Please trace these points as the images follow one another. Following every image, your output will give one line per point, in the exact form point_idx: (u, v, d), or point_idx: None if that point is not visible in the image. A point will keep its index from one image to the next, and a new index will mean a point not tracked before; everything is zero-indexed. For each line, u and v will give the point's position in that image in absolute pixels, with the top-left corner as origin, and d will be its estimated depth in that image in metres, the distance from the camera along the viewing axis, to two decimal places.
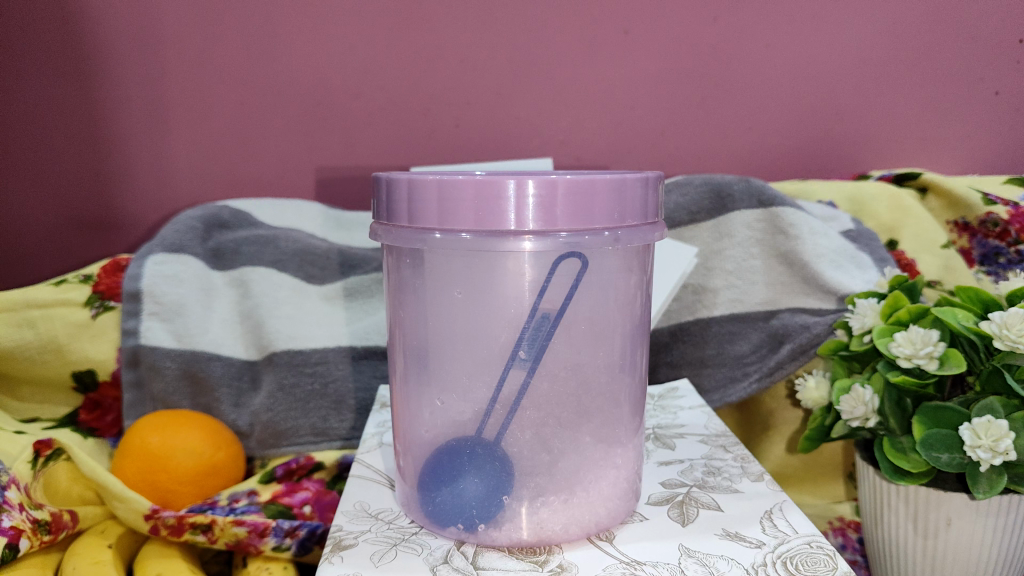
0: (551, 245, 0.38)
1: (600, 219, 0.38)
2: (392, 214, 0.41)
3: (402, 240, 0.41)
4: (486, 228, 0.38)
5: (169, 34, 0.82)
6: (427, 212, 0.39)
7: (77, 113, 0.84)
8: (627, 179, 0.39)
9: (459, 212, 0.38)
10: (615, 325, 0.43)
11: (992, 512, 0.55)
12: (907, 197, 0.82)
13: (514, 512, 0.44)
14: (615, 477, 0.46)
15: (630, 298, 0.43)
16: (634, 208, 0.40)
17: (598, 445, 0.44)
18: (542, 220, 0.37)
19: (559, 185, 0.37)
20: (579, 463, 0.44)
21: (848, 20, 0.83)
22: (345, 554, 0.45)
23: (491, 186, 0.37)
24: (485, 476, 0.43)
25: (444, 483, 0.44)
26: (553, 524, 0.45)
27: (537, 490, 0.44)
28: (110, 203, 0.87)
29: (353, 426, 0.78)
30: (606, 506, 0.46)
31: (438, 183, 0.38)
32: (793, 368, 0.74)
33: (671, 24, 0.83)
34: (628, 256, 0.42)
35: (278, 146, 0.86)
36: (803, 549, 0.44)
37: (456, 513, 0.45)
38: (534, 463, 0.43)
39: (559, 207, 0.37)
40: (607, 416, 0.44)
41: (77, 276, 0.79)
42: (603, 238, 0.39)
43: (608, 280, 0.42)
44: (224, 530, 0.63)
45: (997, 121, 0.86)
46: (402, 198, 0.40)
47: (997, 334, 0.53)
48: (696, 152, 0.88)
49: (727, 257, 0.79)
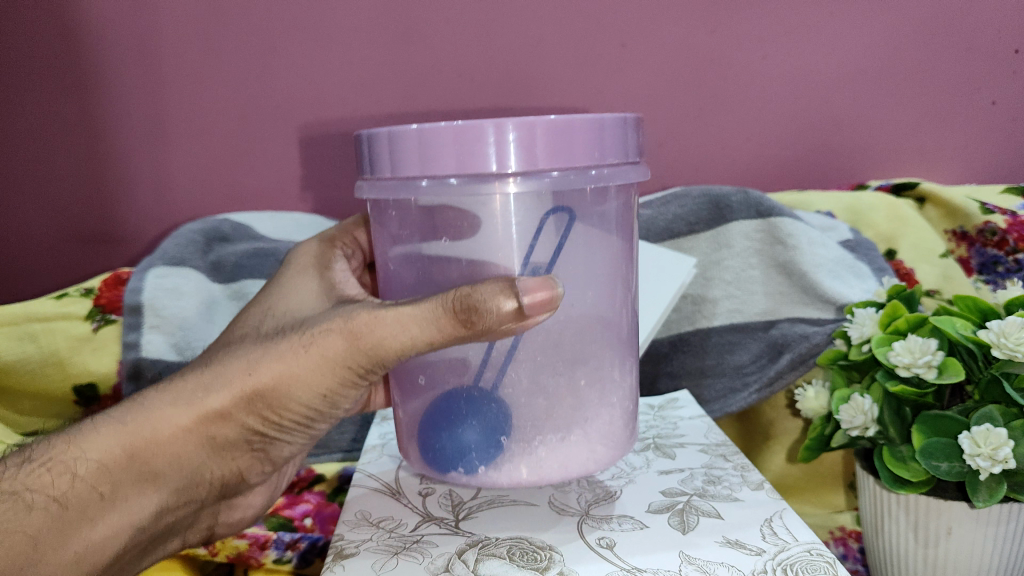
0: (533, 184, 0.40)
1: (579, 157, 0.40)
2: (374, 167, 0.43)
3: (386, 189, 0.42)
4: (468, 171, 0.39)
5: (173, 47, 0.83)
6: (410, 161, 0.40)
7: (79, 127, 0.85)
8: (605, 119, 0.40)
9: (440, 159, 0.39)
10: (601, 268, 0.44)
11: (991, 521, 0.55)
12: (903, 206, 0.83)
13: (514, 452, 0.44)
14: (609, 419, 0.46)
15: (616, 240, 0.44)
16: (613, 147, 0.41)
17: (594, 387, 0.45)
18: (523, 160, 0.39)
19: (536, 126, 0.38)
20: (576, 406, 0.44)
21: (846, 31, 0.84)
22: (347, 564, 0.47)
23: (469, 131, 0.38)
24: (483, 415, 0.44)
25: (443, 428, 0.45)
26: (553, 465, 0.45)
27: (537, 433, 0.44)
28: (110, 215, 0.88)
29: (353, 439, 0.79)
30: (604, 450, 0.46)
31: (420, 132, 0.39)
32: (793, 377, 0.74)
33: (670, 36, 0.83)
34: (618, 206, 0.44)
35: (280, 158, 0.87)
36: (802, 557, 0.45)
37: (457, 458, 0.45)
38: (532, 407, 0.44)
39: (538, 146, 0.39)
40: (602, 360, 0.45)
41: (77, 290, 0.80)
42: (583, 175, 0.41)
43: (593, 225, 0.43)
44: (224, 542, 0.62)
45: (992, 129, 0.87)
46: (385, 153, 0.41)
47: (995, 342, 0.53)
48: (694, 164, 0.89)
49: (726, 267, 0.80)
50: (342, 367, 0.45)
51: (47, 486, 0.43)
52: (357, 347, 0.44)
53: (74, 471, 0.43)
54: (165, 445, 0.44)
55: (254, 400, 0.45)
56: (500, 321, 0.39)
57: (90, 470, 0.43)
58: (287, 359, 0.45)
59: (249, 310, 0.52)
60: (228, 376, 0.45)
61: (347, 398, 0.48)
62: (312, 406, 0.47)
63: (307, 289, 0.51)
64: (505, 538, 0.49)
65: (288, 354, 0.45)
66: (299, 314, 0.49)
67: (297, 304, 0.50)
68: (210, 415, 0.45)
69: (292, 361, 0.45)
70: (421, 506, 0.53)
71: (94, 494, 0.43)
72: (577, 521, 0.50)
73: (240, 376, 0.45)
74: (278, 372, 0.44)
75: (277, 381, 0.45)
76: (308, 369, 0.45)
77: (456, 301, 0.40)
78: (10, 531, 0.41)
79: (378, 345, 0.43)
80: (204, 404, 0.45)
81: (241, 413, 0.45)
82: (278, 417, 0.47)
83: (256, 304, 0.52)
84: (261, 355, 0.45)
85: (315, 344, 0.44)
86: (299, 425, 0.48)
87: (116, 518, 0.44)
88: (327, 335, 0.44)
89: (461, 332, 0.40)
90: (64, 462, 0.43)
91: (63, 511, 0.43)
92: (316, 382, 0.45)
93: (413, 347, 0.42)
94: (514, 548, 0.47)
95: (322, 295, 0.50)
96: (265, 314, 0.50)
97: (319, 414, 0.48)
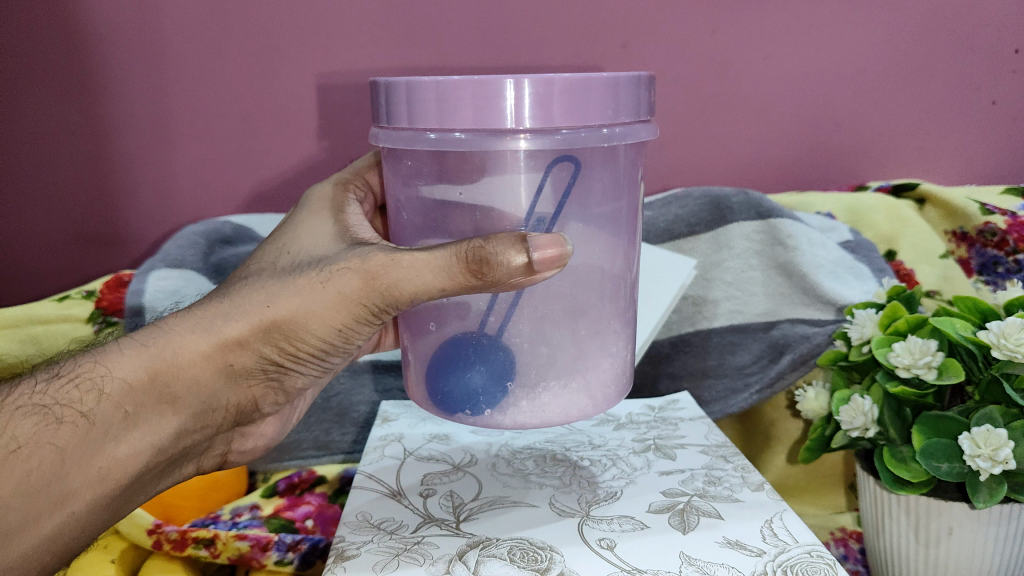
0: (548, 142, 0.40)
1: (595, 116, 0.40)
2: (392, 117, 0.43)
3: (402, 139, 0.43)
4: (484, 126, 0.39)
5: (174, 49, 0.82)
6: (427, 112, 0.40)
7: (81, 129, 0.85)
8: (620, 80, 0.41)
9: (457, 112, 0.39)
10: (609, 221, 0.45)
11: (992, 522, 0.55)
12: (904, 206, 0.83)
13: (520, 399, 0.46)
14: (610, 367, 0.48)
15: (625, 194, 0.45)
16: (628, 106, 0.41)
17: (595, 337, 0.46)
18: (540, 118, 0.39)
19: (556, 83, 0.39)
20: (577, 354, 0.46)
21: (848, 31, 0.84)
22: (348, 564, 0.47)
23: (486, 85, 0.39)
24: (489, 362, 0.45)
25: (451, 373, 0.46)
26: (554, 410, 0.46)
27: (540, 379, 0.45)
28: (112, 217, 0.89)
29: (355, 440, 0.79)
30: (604, 393, 0.48)
31: (438, 85, 0.39)
32: (794, 378, 0.74)
33: (671, 37, 0.83)
34: (628, 163, 0.44)
35: (283, 160, 0.87)
36: (802, 558, 0.46)
37: (463, 402, 0.46)
38: (535, 356, 0.45)
39: (556, 104, 0.39)
40: (603, 310, 0.46)
41: (79, 292, 0.80)
42: (597, 134, 0.41)
43: (604, 182, 0.43)
44: (227, 544, 0.63)
45: (993, 130, 0.88)
46: (402, 101, 0.41)
47: (995, 343, 0.53)
48: (695, 165, 0.89)
49: (726, 268, 0.80)
50: (358, 306, 0.45)
51: (75, 402, 0.44)
52: (374, 286, 0.44)
53: (99, 388, 0.44)
54: (185, 370, 0.46)
55: (272, 331, 0.46)
56: (510, 275, 0.41)
57: (114, 389, 0.44)
58: (304, 294, 0.45)
59: (263, 245, 0.52)
60: (247, 307, 0.46)
61: (362, 335, 0.49)
62: (327, 339, 0.48)
63: (320, 227, 0.51)
64: (506, 538, 0.49)
65: (306, 290, 0.46)
66: (314, 251, 0.49)
67: (312, 239, 0.50)
68: (228, 343, 0.46)
69: (309, 296, 0.45)
70: (422, 508, 0.53)
71: (117, 414, 0.44)
72: (578, 522, 0.50)
73: (258, 308, 0.46)
74: (295, 306, 0.46)
75: (295, 314, 0.46)
76: (324, 303, 0.45)
77: (470, 251, 0.41)
78: (38, 445, 0.42)
79: (393, 286, 0.44)
80: (223, 333, 0.46)
81: (259, 342, 0.47)
82: (295, 349, 0.48)
83: (270, 239, 0.52)
84: (280, 288, 0.46)
85: (333, 282, 0.45)
86: (313, 359, 0.50)
87: (138, 439, 0.45)
88: (345, 274, 0.45)
89: (472, 283, 0.42)
90: (91, 378, 0.44)
91: (87, 429, 0.43)
92: (333, 317, 0.46)
93: (430, 292, 0.43)
94: (515, 548, 0.48)
95: (337, 231, 0.50)
96: (279, 249, 0.50)
97: (334, 348, 0.49)
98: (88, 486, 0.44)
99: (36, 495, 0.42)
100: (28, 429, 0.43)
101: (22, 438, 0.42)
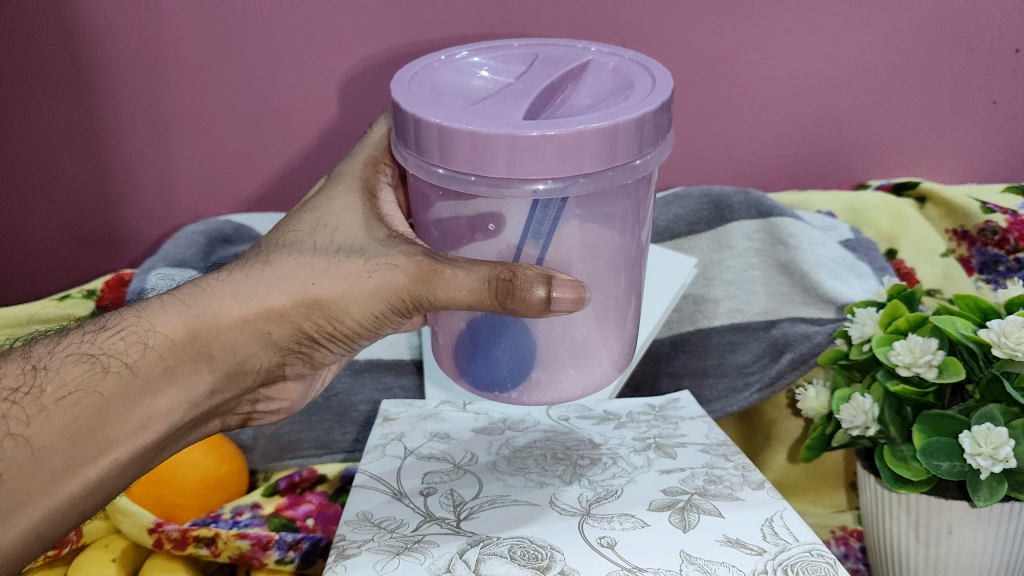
0: (574, 189, 0.41)
1: (622, 159, 0.40)
2: (422, 154, 0.42)
3: (433, 177, 0.42)
4: (514, 176, 0.39)
5: (169, 50, 0.82)
6: (458, 158, 0.40)
7: (81, 130, 0.85)
8: (647, 116, 0.40)
9: (489, 162, 0.39)
10: (625, 239, 0.45)
11: (992, 520, 0.55)
12: (906, 206, 0.82)
13: (542, 382, 0.48)
14: (620, 351, 0.50)
15: (641, 210, 0.45)
16: (651, 139, 0.41)
17: (607, 312, 0.47)
18: (569, 168, 0.39)
19: (586, 134, 0.38)
20: (591, 329, 0.47)
21: (850, 31, 0.82)
22: (348, 563, 0.47)
23: (521, 136, 0.38)
24: (512, 344, 0.47)
25: (477, 355, 0.49)
26: (574, 386, 0.49)
27: (559, 357, 0.48)
28: (117, 218, 0.90)
29: (357, 439, 0.79)
30: (613, 361, 0.50)
31: (472, 132, 0.39)
32: (794, 377, 0.75)
33: (671, 37, 0.83)
34: (644, 188, 0.44)
35: (286, 160, 0.88)
36: (803, 557, 0.46)
37: (492, 383, 0.49)
38: (549, 332, 0.47)
39: (585, 154, 0.39)
40: (615, 285, 0.46)
41: (80, 291, 0.81)
42: (621, 173, 0.41)
43: (624, 209, 0.44)
44: (227, 543, 0.62)
45: (993, 128, 0.88)
46: (433, 142, 0.40)
47: (995, 342, 0.53)
48: (695, 164, 0.90)
49: (727, 267, 0.80)
50: (395, 302, 0.48)
51: (122, 353, 0.46)
52: (410, 288, 0.46)
53: (146, 342, 0.46)
54: (225, 332, 0.48)
55: (313, 309, 0.48)
56: (530, 312, 0.43)
57: (158, 344, 0.46)
58: (350, 281, 0.48)
59: (299, 213, 0.52)
60: (291, 280, 0.48)
61: (393, 326, 0.52)
62: (364, 324, 0.50)
63: (357, 206, 0.52)
64: (507, 537, 0.49)
65: (351, 278, 0.48)
66: (352, 236, 0.50)
67: (347, 218, 0.51)
68: (270, 312, 0.48)
69: (352, 283, 0.48)
70: (422, 506, 0.53)
71: (159, 368, 0.46)
72: (578, 521, 0.50)
73: (303, 284, 0.48)
74: (338, 291, 0.48)
75: (336, 296, 0.48)
76: (364, 288, 0.48)
77: (499, 285, 0.43)
78: (86, 392, 0.44)
79: (427, 292, 0.46)
80: (265, 302, 0.48)
81: (297, 316, 0.49)
82: (332, 329, 0.50)
83: (307, 209, 0.52)
84: (326, 269, 0.48)
85: (377, 274, 0.47)
86: (347, 340, 0.52)
87: (175, 395, 0.47)
88: (388, 270, 0.47)
89: (495, 308, 0.44)
90: (137, 332, 0.46)
91: (131, 379, 0.45)
92: (371, 304, 0.48)
93: (459, 305, 0.45)
94: (516, 546, 0.48)
95: (372, 213, 0.51)
96: (316, 222, 0.51)
97: (366, 335, 0.51)
98: (129, 434, 0.45)
99: (81, 440, 0.44)
100: (75, 375, 0.45)
101: (70, 384, 0.44)
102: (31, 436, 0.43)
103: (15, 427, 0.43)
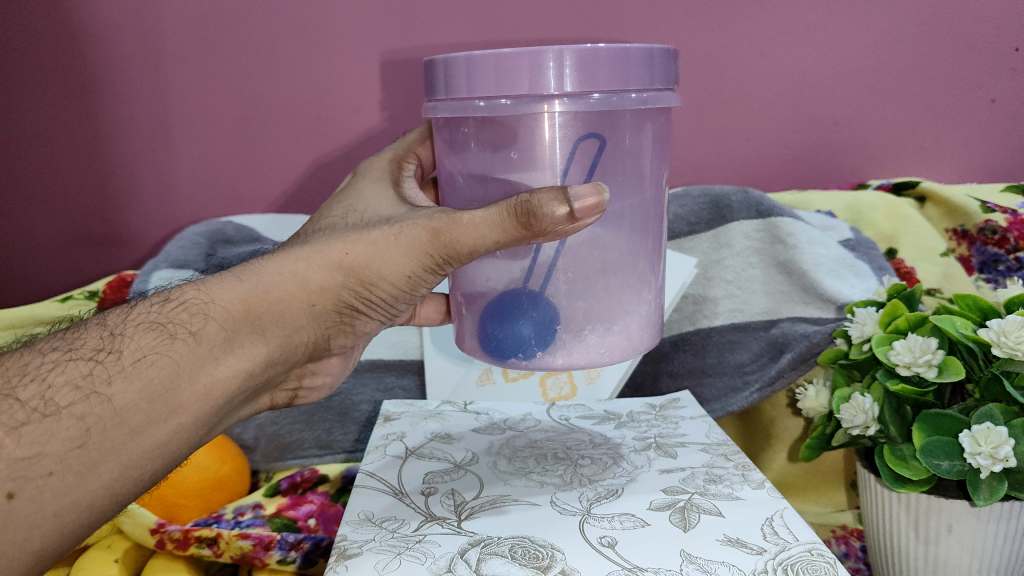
0: (586, 106, 0.42)
1: (633, 82, 0.42)
2: (450, 89, 0.44)
3: (467, 111, 0.44)
4: (533, 92, 0.42)
5: (171, 50, 0.82)
6: (484, 80, 0.42)
7: (83, 131, 0.85)
8: (654, 50, 0.43)
9: (513, 82, 0.42)
10: (644, 174, 0.46)
11: (991, 519, 0.55)
12: (906, 205, 0.82)
13: (569, 343, 0.48)
14: (645, 321, 0.51)
15: (658, 152, 0.47)
16: (660, 75, 0.44)
17: (631, 286, 0.49)
18: (581, 82, 0.41)
19: (597, 52, 0.41)
20: (612, 303, 0.48)
21: (845, 30, 0.83)
22: (350, 563, 0.47)
23: (542, 54, 0.41)
24: (540, 310, 0.48)
25: (506, 319, 0.49)
26: (599, 349, 0.49)
27: (579, 327, 0.48)
28: (114, 219, 0.89)
29: (359, 439, 0.79)
30: (641, 335, 0.50)
31: (497, 58, 0.42)
32: (793, 377, 0.74)
33: (670, 38, 0.84)
34: (657, 130, 0.46)
35: (283, 159, 0.87)
36: (803, 557, 0.46)
37: (516, 345, 0.49)
38: (573, 310, 0.48)
39: (599, 71, 0.41)
40: (637, 267, 0.48)
41: (82, 292, 0.81)
42: (632, 100, 0.43)
43: (638, 139, 0.45)
44: (230, 543, 0.63)
45: (993, 127, 0.87)
46: (461, 74, 0.43)
47: (995, 342, 0.53)
48: (695, 162, 0.89)
49: (726, 266, 0.80)
50: (425, 257, 0.47)
51: (185, 322, 0.42)
52: (439, 239, 0.46)
53: (205, 313, 0.42)
54: (275, 306, 0.44)
55: (351, 275, 0.46)
56: (557, 228, 0.43)
57: (221, 312, 0.43)
58: (379, 246, 0.46)
59: (328, 206, 0.53)
60: (326, 252, 0.46)
61: (430, 284, 0.50)
62: (397, 287, 0.48)
63: (378, 191, 0.52)
64: (507, 537, 0.49)
65: (380, 241, 0.46)
66: (378, 211, 0.50)
67: (376, 200, 0.51)
68: (312, 285, 0.45)
69: (382, 248, 0.46)
70: (423, 506, 0.53)
71: (221, 337, 0.42)
72: (579, 521, 0.51)
73: (337, 253, 0.46)
74: (371, 253, 0.46)
75: (370, 260, 0.46)
76: (394, 251, 0.47)
77: (519, 207, 0.43)
78: (160, 355, 0.40)
79: (455, 241, 0.45)
80: (307, 277, 0.45)
81: (338, 287, 0.46)
82: (371, 294, 0.48)
83: (333, 202, 0.53)
84: (357, 238, 0.47)
85: (404, 234, 0.46)
86: (386, 304, 0.50)
87: (235, 364, 0.43)
88: (412, 229, 0.46)
89: (522, 235, 0.44)
90: (196, 304, 0.43)
91: (198, 346, 0.41)
92: (404, 264, 0.47)
93: (486, 245, 0.45)
94: (516, 546, 0.48)
95: (399, 196, 0.52)
96: (347, 208, 0.51)
97: (402, 297, 0.50)
98: (197, 400, 0.41)
99: (157, 401, 0.39)
100: (149, 341, 0.41)
101: (145, 348, 0.40)
102: (112, 395, 0.38)
103: (98, 385, 0.39)
